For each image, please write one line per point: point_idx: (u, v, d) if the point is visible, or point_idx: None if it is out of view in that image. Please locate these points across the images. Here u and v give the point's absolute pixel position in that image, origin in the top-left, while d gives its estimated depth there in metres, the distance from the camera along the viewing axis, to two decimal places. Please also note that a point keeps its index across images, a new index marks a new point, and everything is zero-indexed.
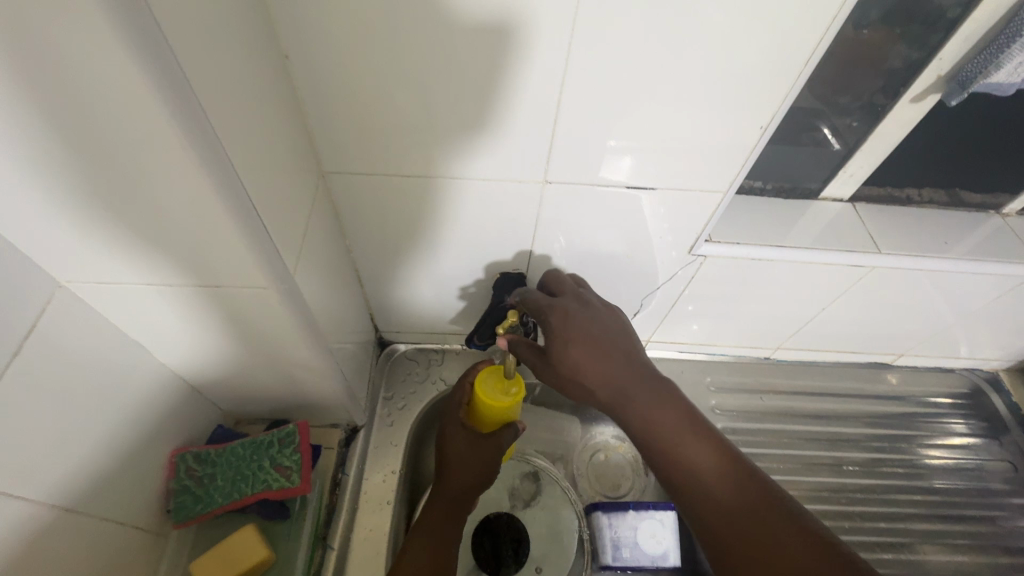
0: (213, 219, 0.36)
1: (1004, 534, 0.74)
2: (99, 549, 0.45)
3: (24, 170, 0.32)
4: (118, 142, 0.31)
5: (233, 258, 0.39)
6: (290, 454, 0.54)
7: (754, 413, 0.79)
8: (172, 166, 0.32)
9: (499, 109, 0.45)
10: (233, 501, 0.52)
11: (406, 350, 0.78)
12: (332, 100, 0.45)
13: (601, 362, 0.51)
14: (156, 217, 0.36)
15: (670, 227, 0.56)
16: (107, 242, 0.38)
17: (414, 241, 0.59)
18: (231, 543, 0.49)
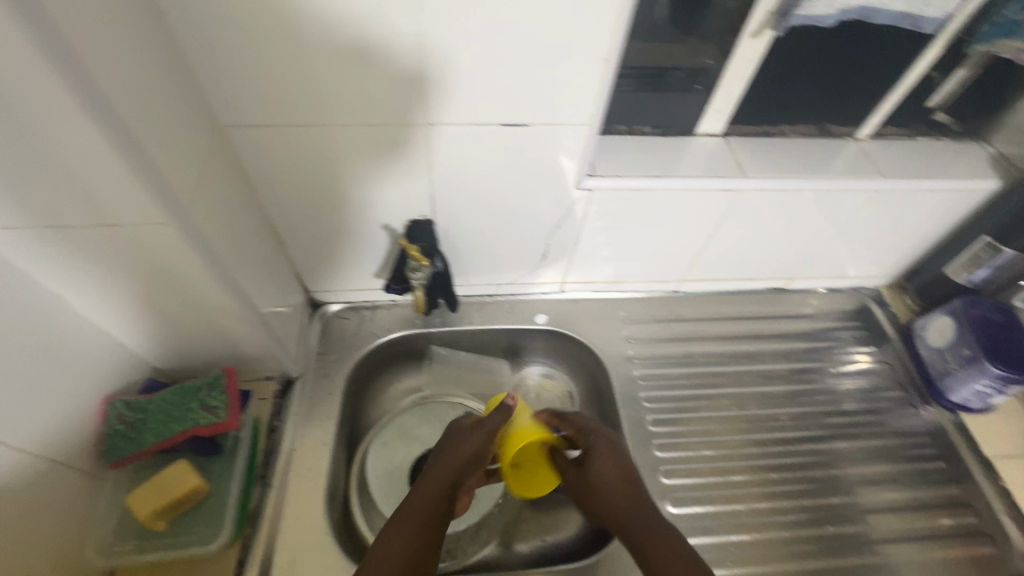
0: (99, 155, 0.39)
1: (884, 419, 0.81)
2: (34, 484, 0.48)
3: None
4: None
5: (128, 195, 0.43)
6: (218, 394, 0.59)
7: (666, 340, 0.86)
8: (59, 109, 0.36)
9: (373, 56, 0.50)
10: (166, 440, 0.57)
11: (338, 309, 0.83)
12: (216, 56, 0.49)
13: (621, 483, 0.60)
14: (47, 156, 0.39)
15: (553, 162, 0.62)
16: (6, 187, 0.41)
17: (322, 193, 0.64)
18: (165, 474, 0.55)
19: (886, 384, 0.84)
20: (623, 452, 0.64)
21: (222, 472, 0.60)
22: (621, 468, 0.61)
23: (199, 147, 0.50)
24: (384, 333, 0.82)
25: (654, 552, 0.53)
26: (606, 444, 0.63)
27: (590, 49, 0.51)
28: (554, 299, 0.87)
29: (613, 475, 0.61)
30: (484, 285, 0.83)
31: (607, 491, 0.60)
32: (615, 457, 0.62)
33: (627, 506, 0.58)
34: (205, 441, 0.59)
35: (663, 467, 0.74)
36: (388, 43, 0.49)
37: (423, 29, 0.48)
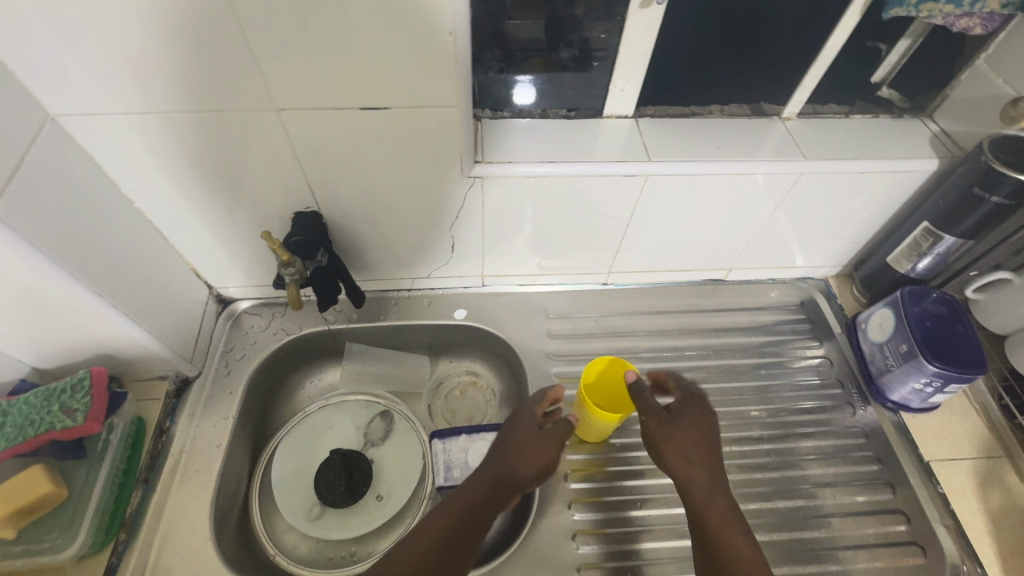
0: None
1: (823, 419, 0.76)
2: None
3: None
4: None
5: None
6: (81, 397, 0.57)
7: (595, 336, 0.82)
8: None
9: (196, 33, 0.47)
10: (19, 444, 0.55)
11: (248, 307, 0.80)
12: (23, 41, 0.46)
13: (693, 452, 0.55)
14: None
15: (431, 146, 0.59)
16: None
17: (192, 184, 0.60)
18: (17, 481, 0.54)
19: (826, 382, 0.79)
20: (706, 407, 0.60)
21: (92, 476, 0.59)
22: (702, 435, 0.57)
23: (18, 138, 0.48)
24: (295, 330, 0.79)
25: (717, 519, 0.53)
26: (697, 401, 0.59)
27: (433, 23, 0.48)
28: (475, 293, 0.84)
29: (704, 436, 0.57)
30: (397, 279, 0.80)
31: (689, 455, 0.55)
32: (696, 419, 0.58)
33: (698, 472, 0.55)
34: (67, 444, 0.57)
35: (572, 468, 0.70)
36: (209, 22, 0.46)
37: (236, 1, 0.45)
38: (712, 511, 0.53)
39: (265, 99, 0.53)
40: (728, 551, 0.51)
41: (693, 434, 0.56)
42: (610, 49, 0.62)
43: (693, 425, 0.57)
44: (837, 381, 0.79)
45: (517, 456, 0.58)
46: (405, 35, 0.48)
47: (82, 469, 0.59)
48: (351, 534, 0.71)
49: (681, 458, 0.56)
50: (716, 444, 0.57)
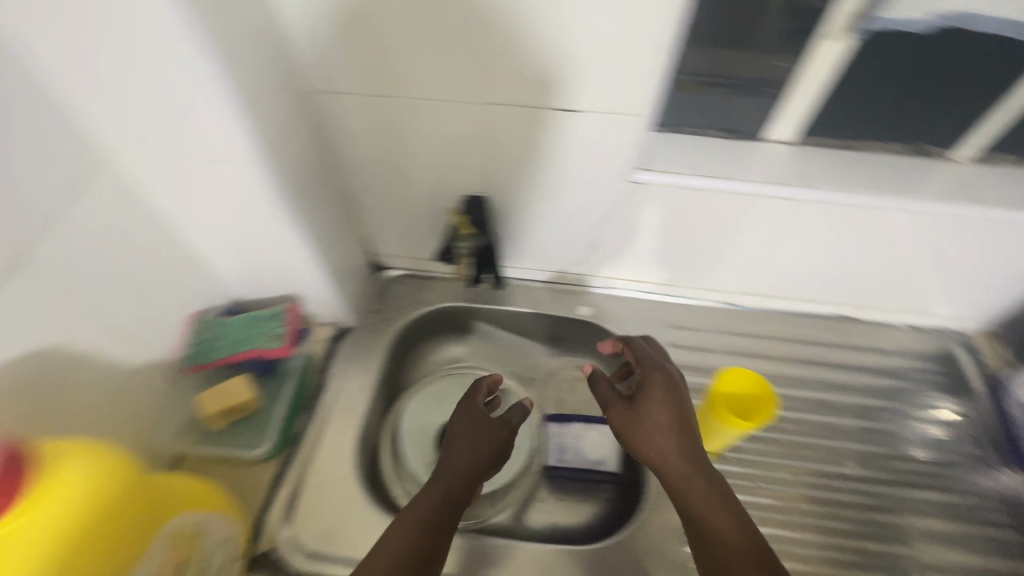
0: (207, 102, 0.48)
1: (947, 474, 0.74)
2: (124, 370, 0.59)
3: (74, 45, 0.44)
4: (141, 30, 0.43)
5: (222, 137, 0.51)
6: (280, 325, 0.69)
7: (713, 351, 0.83)
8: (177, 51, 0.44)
9: (441, 33, 0.55)
10: (231, 355, 0.66)
11: (396, 274, 0.90)
12: (306, 30, 0.56)
13: (666, 431, 0.57)
14: (170, 100, 0.48)
15: (603, 150, 0.64)
16: (134, 125, 0.50)
17: (388, 159, 0.70)
18: (228, 384, 0.64)
19: (957, 437, 0.77)
20: (674, 387, 0.61)
21: (275, 394, 0.69)
22: (669, 414, 0.59)
23: (285, 107, 0.58)
24: (434, 302, 0.88)
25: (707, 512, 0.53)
26: (653, 379, 0.62)
27: (643, 43, 0.53)
28: (599, 293, 0.88)
29: (668, 415, 0.59)
30: (531, 269, 0.86)
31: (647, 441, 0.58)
32: (654, 397, 0.60)
33: (656, 445, 0.57)
34: (263, 363, 0.68)
35: None
36: (453, 25, 0.54)
37: (481, 10, 0.53)
38: (695, 487, 0.54)
39: (474, 94, 0.61)
40: (705, 523, 0.53)
41: (659, 422, 0.59)
42: (784, 77, 0.65)
43: (657, 413, 0.59)
44: (973, 438, 0.77)
45: (466, 426, 0.66)
46: (615, 53, 0.54)
47: (268, 386, 0.69)
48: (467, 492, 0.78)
49: (657, 435, 0.58)
50: (690, 426, 0.59)
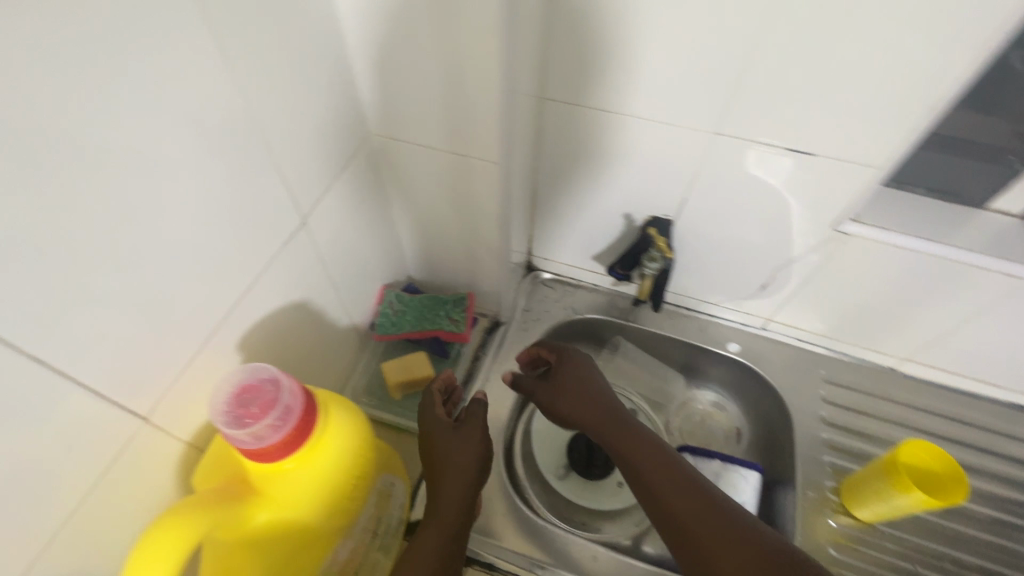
0: (489, 100, 0.50)
1: None
2: (331, 328, 0.63)
3: (397, 34, 0.48)
4: (466, 28, 0.45)
5: (485, 133, 0.53)
6: (461, 311, 0.73)
7: (868, 416, 0.79)
8: (488, 55, 0.46)
9: (703, 61, 0.55)
10: (415, 331, 0.71)
11: (546, 278, 0.91)
12: (567, 40, 0.58)
13: (580, 390, 0.67)
14: (457, 94, 0.51)
15: (819, 196, 0.63)
16: (410, 108, 0.54)
17: (588, 171, 0.71)
18: (412, 358, 0.68)
19: None
20: (589, 371, 0.69)
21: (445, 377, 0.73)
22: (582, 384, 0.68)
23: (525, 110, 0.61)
24: (582, 311, 0.89)
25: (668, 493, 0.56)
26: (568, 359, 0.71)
27: (918, 98, 0.52)
28: (750, 332, 0.86)
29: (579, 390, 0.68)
30: (687, 296, 0.86)
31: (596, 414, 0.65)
32: (579, 372, 0.69)
33: (574, 406, 0.67)
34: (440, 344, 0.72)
35: (830, 536, 0.70)
36: (719, 55, 0.54)
37: (757, 43, 0.52)
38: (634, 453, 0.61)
39: (709, 123, 0.60)
40: (660, 492, 0.56)
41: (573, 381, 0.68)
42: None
43: (591, 391, 0.67)
44: None
45: (449, 434, 0.60)
46: (879, 103, 0.53)
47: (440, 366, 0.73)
48: (593, 505, 0.79)
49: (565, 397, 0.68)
50: (599, 397, 0.67)
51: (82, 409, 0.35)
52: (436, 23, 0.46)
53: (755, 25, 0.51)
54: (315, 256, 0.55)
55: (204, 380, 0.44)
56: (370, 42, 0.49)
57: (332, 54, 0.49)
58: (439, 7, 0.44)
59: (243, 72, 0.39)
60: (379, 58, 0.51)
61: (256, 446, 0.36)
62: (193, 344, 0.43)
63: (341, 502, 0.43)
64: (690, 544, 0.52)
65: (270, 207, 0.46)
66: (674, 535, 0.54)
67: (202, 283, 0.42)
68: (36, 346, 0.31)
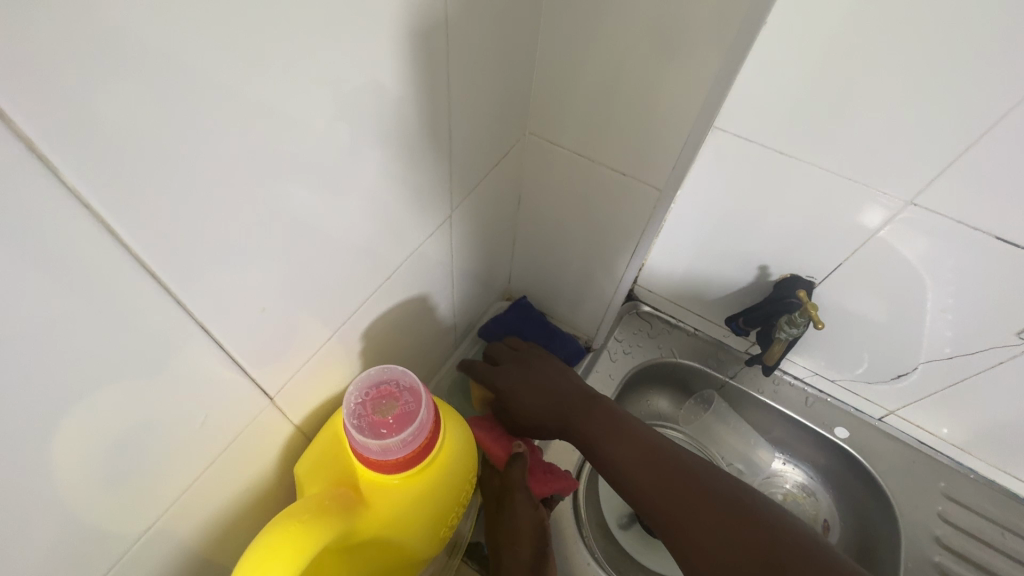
0: (678, 127, 0.48)
1: None
2: (430, 321, 0.61)
3: (593, 41, 0.46)
4: (683, 50, 0.43)
5: (659, 158, 0.51)
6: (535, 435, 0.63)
7: (993, 548, 0.69)
8: (682, 88, 0.45)
9: (927, 118, 0.49)
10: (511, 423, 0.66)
11: (644, 311, 0.86)
12: (771, 68, 0.52)
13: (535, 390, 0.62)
14: (641, 115, 0.48)
15: (1007, 295, 0.55)
16: (581, 118, 0.52)
17: (735, 213, 0.65)
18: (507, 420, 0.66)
19: None
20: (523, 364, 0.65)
21: None
22: (544, 387, 0.63)
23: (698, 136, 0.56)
24: (676, 354, 0.83)
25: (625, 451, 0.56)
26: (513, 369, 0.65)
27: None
28: (864, 420, 0.77)
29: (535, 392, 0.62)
30: (798, 365, 0.78)
31: (542, 398, 0.62)
32: (533, 375, 0.64)
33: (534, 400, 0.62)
34: None
35: None
36: (951, 116, 0.48)
37: (1009, 110, 0.45)
38: (621, 443, 0.56)
39: (908, 189, 0.53)
40: (620, 458, 0.56)
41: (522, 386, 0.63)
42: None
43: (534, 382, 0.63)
44: None
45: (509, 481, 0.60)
46: None
47: None
48: (651, 569, 0.72)
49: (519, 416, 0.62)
50: (533, 394, 0.62)
51: (223, 364, 0.35)
52: (636, 48, 0.44)
53: (1010, 90, 0.44)
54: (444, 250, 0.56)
55: (325, 369, 0.45)
56: (559, 39, 0.48)
57: (521, 42, 0.47)
58: (648, 30, 0.43)
59: (440, 37, 0.39)
60: (563, 56, 0.49)
61: (378, 457, 0.35)
62: (325, 332, 0.43)
63: (442, 528, 0.41)
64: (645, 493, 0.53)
65: (418, 181, 0.46)
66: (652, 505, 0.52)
67: (345, 249, 0.41)
68: (208, 288, 0.31)
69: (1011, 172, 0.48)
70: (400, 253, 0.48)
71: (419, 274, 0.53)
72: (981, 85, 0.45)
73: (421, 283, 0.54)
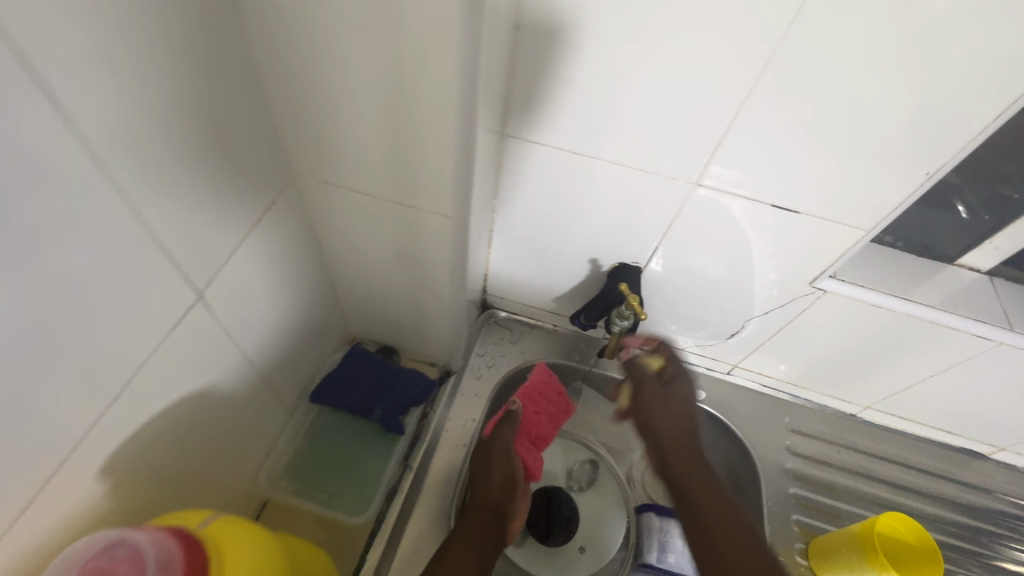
0: (444, 168, 0.42)
1: None
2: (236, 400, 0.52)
3: (318, 64, 0.38)
4: (418, 94, 0.37)
5: (436, 198, 0.45)
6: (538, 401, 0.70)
7: (830, 465, 0.78)
8: (434, 112, 0.38)
9: (692, 103, 0.49)
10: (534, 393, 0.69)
11: (502, 317, 0.84)
12: (544, 69, 0.50)
13: (685, 418, 0.63)
14: (403, 157, 0.42)
15: (791, 253, 0.60)
16: (345, 162, 0.45)
17: (554, 212, 0.64)
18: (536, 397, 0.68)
19: None
20: (688, 404, 0.64)
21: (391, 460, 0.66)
22: (682, 433, 0.62)
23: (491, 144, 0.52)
24: (540, 354, 0.81)
25: (702, 495, 0.57)
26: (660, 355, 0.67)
27: (922, 161, 0.49)
28: (716, 376, 0.83)
29: (670, 420, 0.63)
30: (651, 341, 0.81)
31: (680, 435, 0.62)
32: (676, 416, 0.63)
33: (662, 428, 0.62)
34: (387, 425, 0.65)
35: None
36: (710, 101, 0.49)
37: (753, 89, 0.47)
38: (716, 512, 0.55)
39: (694, 171, 0.55)
40: (686, 488, 0.58)
41: (664, 418, 0.63)
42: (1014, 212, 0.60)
43: (675, 416, 0.63)
44: None
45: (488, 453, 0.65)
46: (864, 165, 0.50)
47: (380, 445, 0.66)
48: None
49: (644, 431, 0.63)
50: (679, 430, 0.62)
51: None
52: (367, 68, 0.37)
53: (750, 73, 0.46)
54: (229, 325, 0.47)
55: None
56: (278, 65, 0.39)
57: (232, 75, 0.38)
58: (372, 48, 0.35)
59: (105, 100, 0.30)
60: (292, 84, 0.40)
61: None
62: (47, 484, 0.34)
63: None
64: (714, 553, 0.53)
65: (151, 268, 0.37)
66: (709, 554, 0.53)
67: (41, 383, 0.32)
68: None
69: (771, 145, 0.51)
70: (155, 353, 0.40)
71: (196, 361, 0.45)
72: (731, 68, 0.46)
73: (205, 370, 0.46)
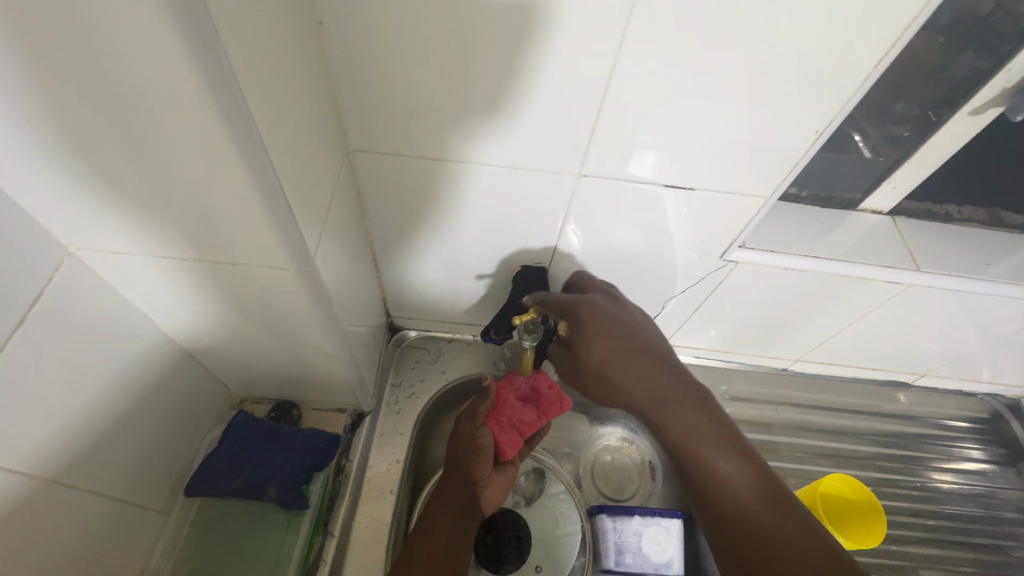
0: (252, 214, 0.34)
1: (993, 550, 0.74)
2: (78, 527, 0.42)
3: (23, 121, 0.28)
4: (177, 133, 0.29)
5: (259, 249, 0.37)
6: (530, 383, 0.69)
7: (767, 424, 0.78)
8: (199, 152, 0.30)
9: (547, 89, 0.44)
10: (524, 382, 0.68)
11: (416, 337, 0.76)
12: (366, 73, 0.44)
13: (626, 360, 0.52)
14: (200, 208, 0.34)
15: (696, 228, 0.57)
16: (132, 226, 0.36)
17: (436, 222, 0.58)
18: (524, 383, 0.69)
19: (1000, 517, 0.76)
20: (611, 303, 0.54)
21: (307, 532, 0.58)
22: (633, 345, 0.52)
23: (332, 166, 0.45)
24: (464, 370, 0.74)
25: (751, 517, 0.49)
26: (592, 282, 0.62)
27: (808, 118, 0.45)
28: None
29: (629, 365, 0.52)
30: None
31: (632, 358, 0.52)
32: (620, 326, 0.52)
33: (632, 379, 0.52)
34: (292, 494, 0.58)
35: None
36: (569, 87, 0.44)
37: (614, 63, 0.42)
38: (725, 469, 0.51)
39: (573, 162, 0.50)
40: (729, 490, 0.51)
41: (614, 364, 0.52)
42: (906, 148, 0.59)
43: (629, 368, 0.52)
44: (1016, 510, 0.77)
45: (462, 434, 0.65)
46: (748, 131, 0.46)
47: (286, 523, 0.58)
48: None
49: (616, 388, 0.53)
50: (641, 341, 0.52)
51: None
52: (91, 112, 0.28)
53: (602, 49, 0.41)
54: (37, 449, 0.38)
55: None
56: None
57: None
58: (83, 86, 0.27)
59: None
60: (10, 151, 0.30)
61: None
62: None
63: None
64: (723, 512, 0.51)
65: None
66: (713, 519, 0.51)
67: None
68: None
69: (646, 123, 0.46)
70: None
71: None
72: (580, 46, 0.41)
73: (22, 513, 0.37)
